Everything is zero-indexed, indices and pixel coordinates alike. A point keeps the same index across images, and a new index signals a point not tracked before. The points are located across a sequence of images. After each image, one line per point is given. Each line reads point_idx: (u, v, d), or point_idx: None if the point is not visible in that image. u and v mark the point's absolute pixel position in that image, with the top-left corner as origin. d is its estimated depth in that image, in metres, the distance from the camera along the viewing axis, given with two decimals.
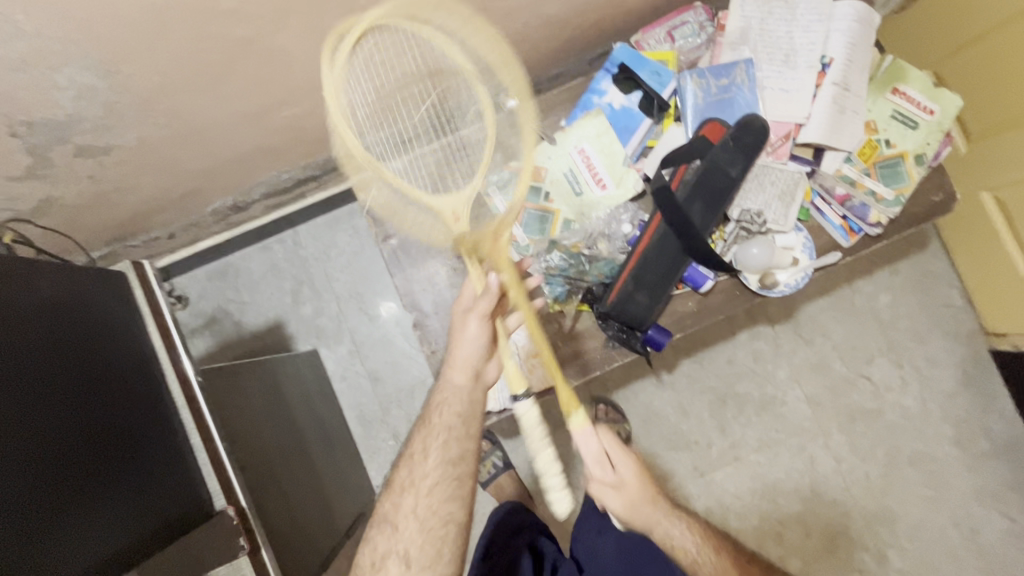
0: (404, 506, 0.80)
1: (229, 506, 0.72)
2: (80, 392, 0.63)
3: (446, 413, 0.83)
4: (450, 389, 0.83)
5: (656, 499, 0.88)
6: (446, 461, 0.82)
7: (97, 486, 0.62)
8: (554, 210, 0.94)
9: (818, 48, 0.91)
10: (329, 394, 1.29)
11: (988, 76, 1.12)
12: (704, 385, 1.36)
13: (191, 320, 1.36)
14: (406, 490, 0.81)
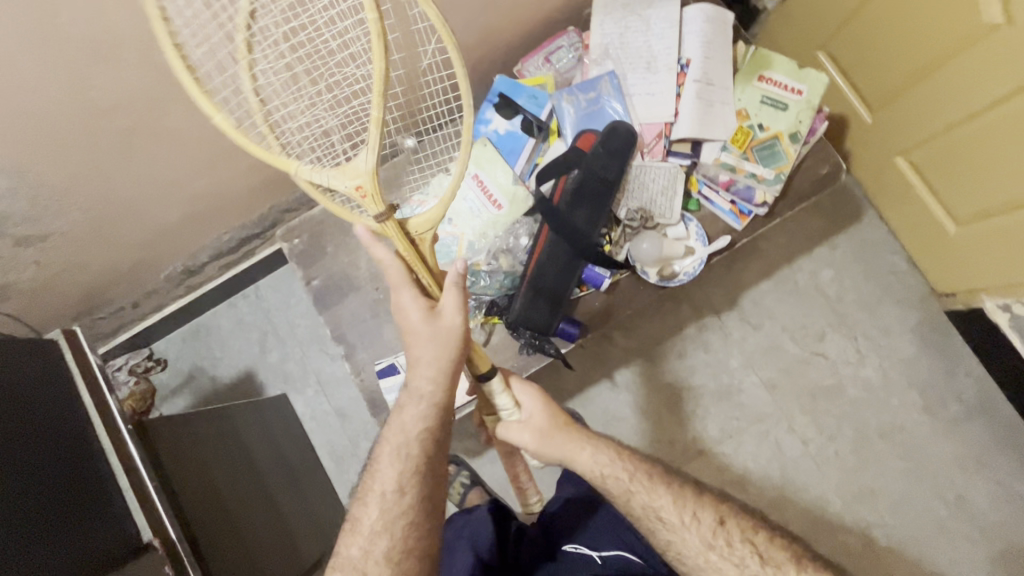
0: (377, 553, 0.68)
1: (156, 537, 0.79)
2: (25, 434, 0.74)
3: (415, 436, 0.73)
4: (413, 401, 0.74)
5: (566, 427, 0.86)
6: (418, 493, 0.71)
7: (31, 517, 0.69)
8: (458, 234, 1.00)
9: (674, 51, 0.97)
10: (297, 433, 1.36)
11: (872, 48, 1.15)
12: (659, 382, 1.37)
13: (169, 381, 1.44)
14: (380, 531, 0.69)
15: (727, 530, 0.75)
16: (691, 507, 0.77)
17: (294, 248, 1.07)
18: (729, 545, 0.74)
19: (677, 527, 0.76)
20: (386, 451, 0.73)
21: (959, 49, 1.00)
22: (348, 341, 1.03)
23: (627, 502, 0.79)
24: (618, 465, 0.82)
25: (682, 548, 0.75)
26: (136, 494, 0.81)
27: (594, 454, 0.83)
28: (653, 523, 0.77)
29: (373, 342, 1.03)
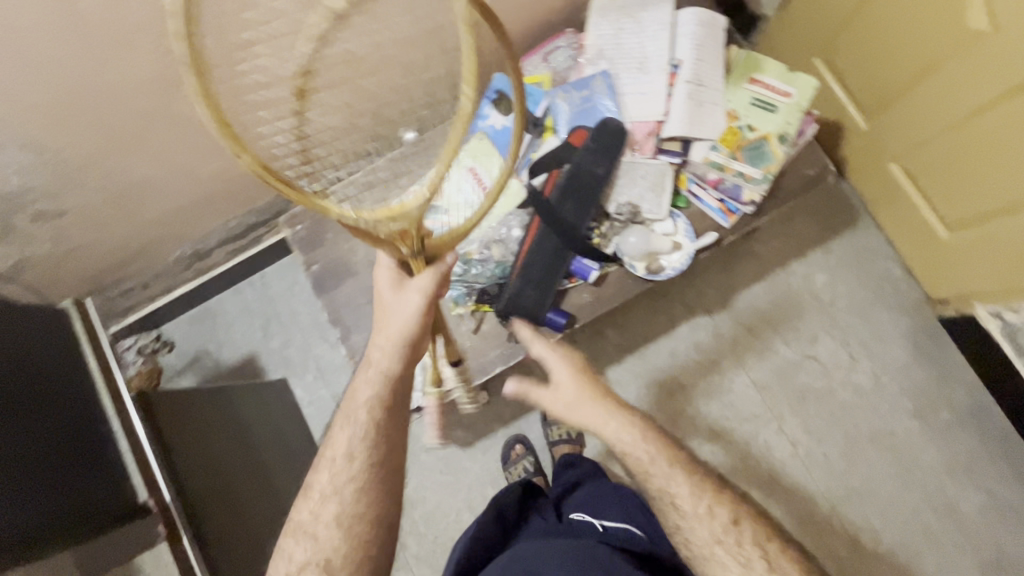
0: (323, 515, 0.73)
1: (150, 498, 0.83)
2: (35, 393, 0.79)
3: (371, 407, 0.78)
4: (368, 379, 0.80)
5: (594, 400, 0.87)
6: (366, 459, 0.75)
7: (32, 466, 0.74)
8: None
9: (666, 53, 1.01)
10: (295, 417, 1.40)
11: (864, 55, 1.18)
12: (650, 379, 1.39)
13: (175, 363, 1.49)
14: (333, 496, 0.74)
15: (739, 530, 0.76)
16: (708, 500, 0.78)
17: (296, 234, 1.11)
18: (738, 544, 0.75)
19: (689, 515, 0.77)
20: (342, 418, 0.79)
21: (950, 53, 1.01)
22: (343, 324, 1.07)
23: (644, 480, 0.81)
24: (638, 442, 0.83)
25: (690, 534, 0.77)
26: (136, 458, 0.85)
27: (616, 424, 0.85)
28: (667, 504, 0.79)
29: (367, 326, 1.06)
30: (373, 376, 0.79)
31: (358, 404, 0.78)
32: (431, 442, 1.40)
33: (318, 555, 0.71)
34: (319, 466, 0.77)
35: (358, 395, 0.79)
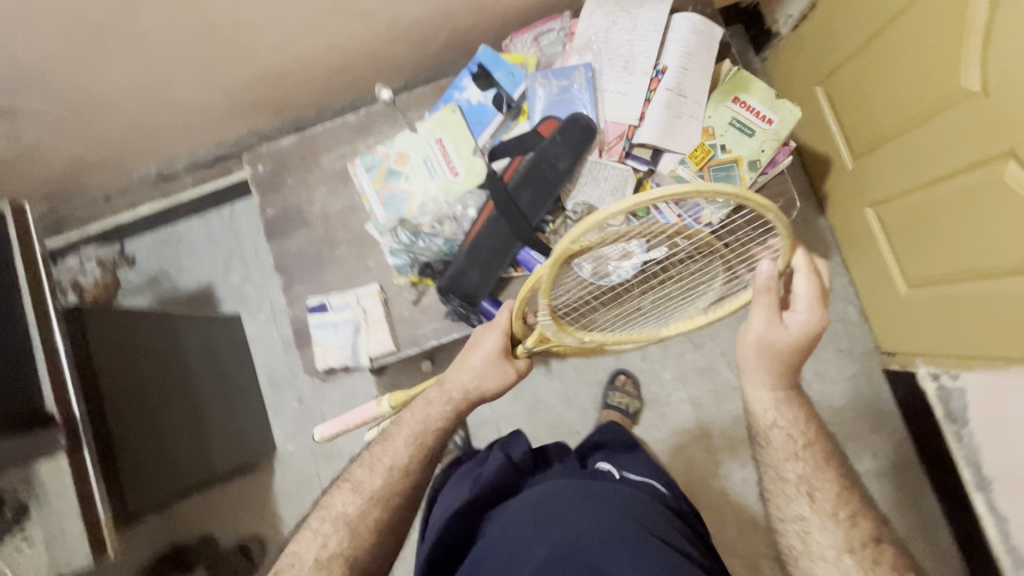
0: (370, 516, 0.80)
1: (59, 410, 0.81)
2: None
3: (432, 418, 0.86)
4: (435, 400, 0.87)
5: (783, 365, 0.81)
6: (417, 471, 0.84)
7: None
8: (412, 193, 1.04)
9: (653, 56, 0.98)
10: (241, 353, 1.42)
11: (861, 93, 1.15)
12: (590, 377, 1.42)
13: (134, 280, 1.49)
14: (377, 502, 0.81)
15: (880, 549, 0.72)
16: (854, 511, 0.75)
17: (257, 175, 1.10)
18: (873, 561, 0.70)
19: (822, 514, 0.75)
20: (406, 429, 0.86)
21: (941, 109, 0.98)
22: (289, 274, 1.07)
23: (782, 470, 0.80)
24: (805, 433, 0.81)
25: (817, 539, 0.74)
26: (50, 370, 0.82)
27: (778, 398, 0.83)
28: (800, 501, 0.77)
29: (311, 279, 1.07)
30: (442, 397, 0.87)
31: (429, 421, 0.86)
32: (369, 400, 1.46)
33: (347, 551, 0.78)
34: (369, 468, 0.83)
35: (432, 417, 0.86)
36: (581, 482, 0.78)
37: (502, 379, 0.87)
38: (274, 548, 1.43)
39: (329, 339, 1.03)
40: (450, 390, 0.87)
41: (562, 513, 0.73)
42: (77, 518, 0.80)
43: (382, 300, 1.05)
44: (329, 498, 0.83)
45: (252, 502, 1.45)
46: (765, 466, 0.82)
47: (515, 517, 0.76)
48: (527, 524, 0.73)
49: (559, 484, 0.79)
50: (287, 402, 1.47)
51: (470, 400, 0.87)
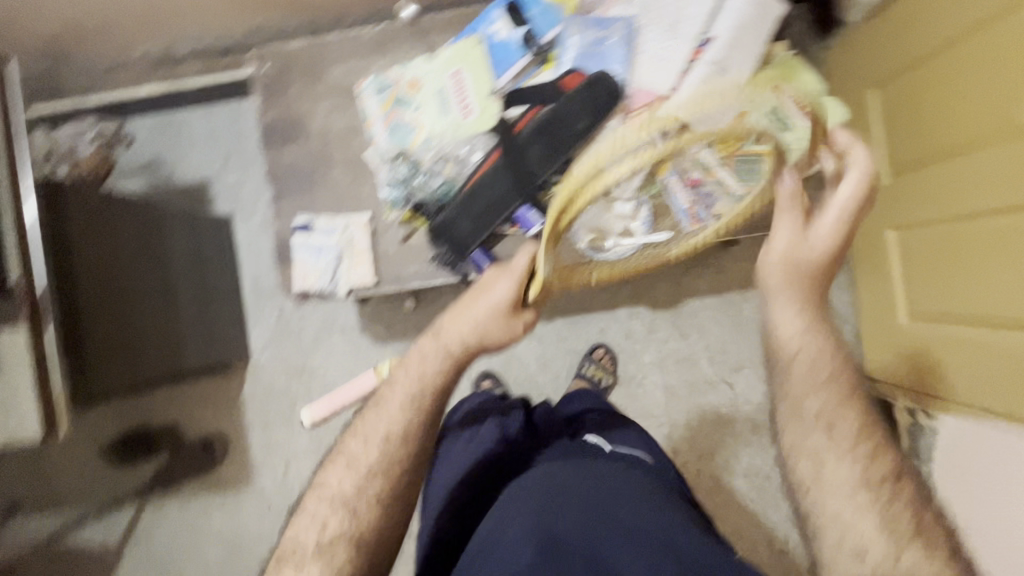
0: (370, 492, 0.76)
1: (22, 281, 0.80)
2: None
3: (418, 373, 0.81)
4: (425, 354, 0.82)
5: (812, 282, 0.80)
6: (414, 437, 0.79)
7: None
8: (420, 124, 0.98)
9: (700, 23, 0.89)
10: (226, 256, 1.41)
11: (918, 104, 1.05)
12: (570, 346, 1.41)
13: (129, 160, 1.45)
14: (375, 474, 0.77)
15: (900, 490, 0.67)
16: (875, 446, 0.71)
17: (261, 74, 1.03)
18: (889, 498, 0.67)
19: (839, 446, 0.71)
20: (398, 393, 0.81)
21: (988, 140, 0.92)
22: (280, 187, 1.03)
23: (802, 403, 0.75)
24: (829, 362, 0.77)
25: (830, 470, 0.70)
26: (17, 239, 0.79)
27: (804, 326, 0.79)
28: (817, 434, 0.72)
29: (302, 194, 1.03)
30: (435, 349, 0.82)
31: (422, 381, 0.81)
32: (349, 327, 1.46)
33: (349, 531, 0.75)
34: (363, 439, 0.79)
35: (425, 377, 0.81)
36: (576, 466, 0.72)
37: (505, 333, 0.81)
38: (236, 446, 1.48)
39: (311, 261, 1.01)
40: (447, 341, 0.81)
41: (559, 496, 0.66)
42: (29, 388, 0.81)
43: (370, 232, 1.01)
44: (323, 474, 0.79)
45: (220, 401, 1.49)
46: (783, 399, 0.77)
47: (508, 505, 0.68)
48: (522, 508, 0.66)
49: (554, 469, 0.72)
50: (267, 313, 1.47)
51: (470, 353, 0.82)
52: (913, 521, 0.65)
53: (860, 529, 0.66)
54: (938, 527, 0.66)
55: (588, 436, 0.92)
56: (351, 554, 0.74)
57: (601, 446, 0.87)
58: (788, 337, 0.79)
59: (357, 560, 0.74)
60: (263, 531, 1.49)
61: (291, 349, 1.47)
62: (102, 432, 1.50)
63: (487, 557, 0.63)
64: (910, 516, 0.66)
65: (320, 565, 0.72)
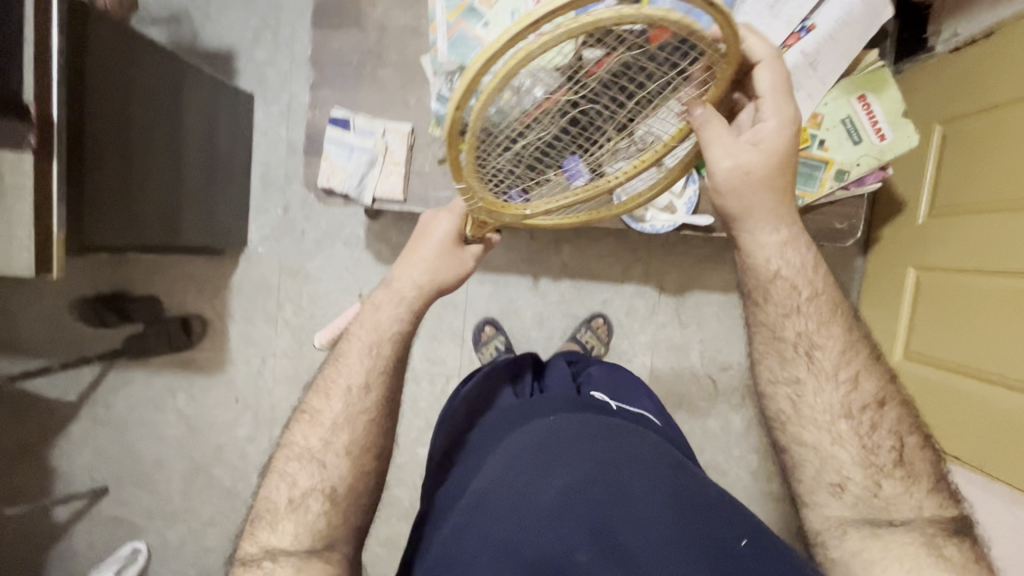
0: (337, 444, 0.70)
1: (35, 106, 0.73)
2: None
3: (370, 325, 0.73)
4: (372, 305, 0.74)
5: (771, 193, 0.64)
6: (380, 385, 0.72)
7: None
8: (485, 43, 0.90)
9: (808, 8, 0.84)
10: (241, 136, 1.33)
11: (983, 152, 1.03)
12: (570, 309, 1.41)
13: (154, 8, 1.34)
14: (342, 425, 0.70)
15: (881, 413, 0.64)
16: (858, 370, 0.64)
17: None
18: (869, 426, 0.63)
19: (820, 375, 0.64)
20: (356, 345, 0.72)
21: None
22: (321, 74, 0.96)
23: (780, 329, 0.65)
24: (813, 280, 0.66)
25: (810, 403, 0.64)
26: (37, 59, 0.73)
27: (781, 240, 0.65)
28: (798, 364, 0.65)
29: (343, 89, 0.96)
30: (388, 299, 0.73)
31: (379, 330, 0.72)
32: (353, 239, 1.42)
33: (321, 486, 0.68)
34: (324, 395, 0.72)
35: (382, 326, 0.72)
36: (582, 419, 0.72)
37: (458, 270, 0.75)
38: (216, 331, 1.46)
39: (341, 160, 0.95)
40: (402, 287, 0.73)
41: (566, 457, 0.65)
42: (26, 224, 0.76)
43: (409, 147, 0.97)
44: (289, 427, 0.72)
45: (206, 285, 1.44)
46: (757, 327, 0.67)
47: (510, 459, 0.67)
48: (530, 467, 0.65)
49: (556, 423, 0.71)
50: (271, 206, 1.41)
51: (428, 298, 0.74)
52: (892, 453, 0.63)
53: (836, 462, 0.63)
54: (918, 454, 0.64)
55: (591, 390, 0.90)
56: (323, 509, 0.68)
57: (605, 402, 0.85)
58: (767, 254, 0.65)
59: (331, 516, 0.68)
60: (231, 421, 1.49)
61: (289, 249, 1.43)
62: (74, 290, 1.43)
63: (494, 511, 0.63)
64: (890, 445, 0.63)
65: (292, 519, 0.67)
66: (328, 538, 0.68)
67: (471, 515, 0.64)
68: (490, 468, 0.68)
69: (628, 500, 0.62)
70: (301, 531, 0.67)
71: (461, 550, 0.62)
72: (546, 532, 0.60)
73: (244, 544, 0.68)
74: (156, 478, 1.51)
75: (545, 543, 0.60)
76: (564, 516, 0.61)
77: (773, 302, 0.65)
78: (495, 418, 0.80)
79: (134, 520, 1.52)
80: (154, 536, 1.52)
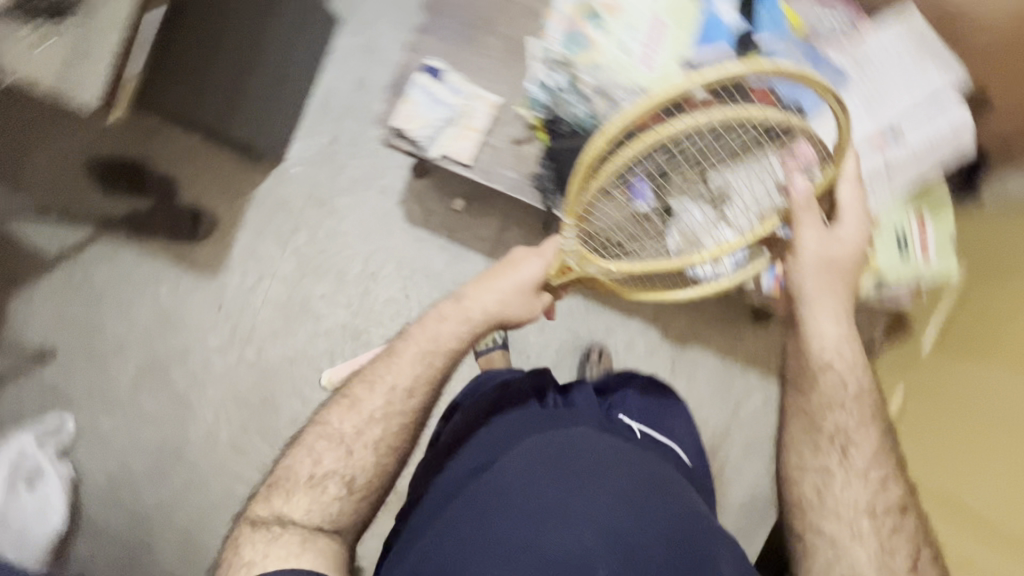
0: (366, 437, 0.82)
1: None
2: None
3: (425, 337, 0.86)
4: (436, 318, 0.87)
5: (841, 281, 0.81)
6: (422, 388, 0.84)
7: None
8: (597, 43, 0.89)
9: (898, 116, 0.90)
10: (317, 53, 1.33)
11: (989, 279, 1.08)
12: (573, 326, 1.42)
13: None
14: (375, 420, 0.83)
15: (901, 521, 0.73)
16: (886, 475, 0.75)
17: None
18: (890, 529, 0.72)
19: (850, 471, 0.76)
20: (412, 349, 0.85)
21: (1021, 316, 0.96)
22: (431, 21, 0.97)
23: (821, 420, 0.79)
24: (861, 385, 0.79)
25: (834, 493, 0.76)
26: None
27: (840, 333, 0.80)
28: (829, 455, 0.77)
29: (445, 40, 0.97)
30: (458, 318, 0.86)
31: (437, 341, 0.85)
32: (388, 189, 1.41)
33: (344, 471, 0.81)
34: (368, 386, 0.84)
35: (441, 340, 0.85)
36: (603, 440, 0.76)
37: (527, 308, 0.87)
38: (221, 232, 1.42)
39: (423, 108, 0.96)
40: (470, 310, 0.86)
41: (585, 467, 0.70)
42: None
43: (490, 118, 0.97)
44: (325, 413, 0.85)
45: (228, 183, 1.41)
46: (800, 414, 0.81)
47: (530, 464, 0.71)
48: (551, 473, 0.69)
49: (575, 434, 0.75)
50: (320, 130, 1.40)
51: (490, 322, 0.87)
52: (909, 561, 0.70)
53: (851, 558, 0.72)
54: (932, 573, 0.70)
55: (620, 413, 0.93)
56: (339, 493, 0.79)
57: (630, 427, 0.89)
58: (827, 348, 0.80)
59: (345, 503, 0.80)
60: (206, 328, 1.44)
61: (322, 177, 1.40)
62: (98, 147, 1.40)
63: (514, 507, 0.67)
64: (909, 552, 0.71)
65: (310, 493, 0.79)
66: (336, 522, 0.79)
67: (491, 509, 0.67)
68: (510, 469, 0.71)
69: (646, 518, 0.65)
70: (315, 507, 0.78)
71: (478, 538, 0.65)
72: (565, 534, 0.63)
73: (256, 506, 0.78)
74: (110, 360, 1.44)
75: (565, 546, 0.62)
76: (584, 522, 0.64)
77: (822, 395, 0.79)
78: (512, 419, 0.83)
79: (69, 393, 1.44)
80: (84, 418, 1.44)
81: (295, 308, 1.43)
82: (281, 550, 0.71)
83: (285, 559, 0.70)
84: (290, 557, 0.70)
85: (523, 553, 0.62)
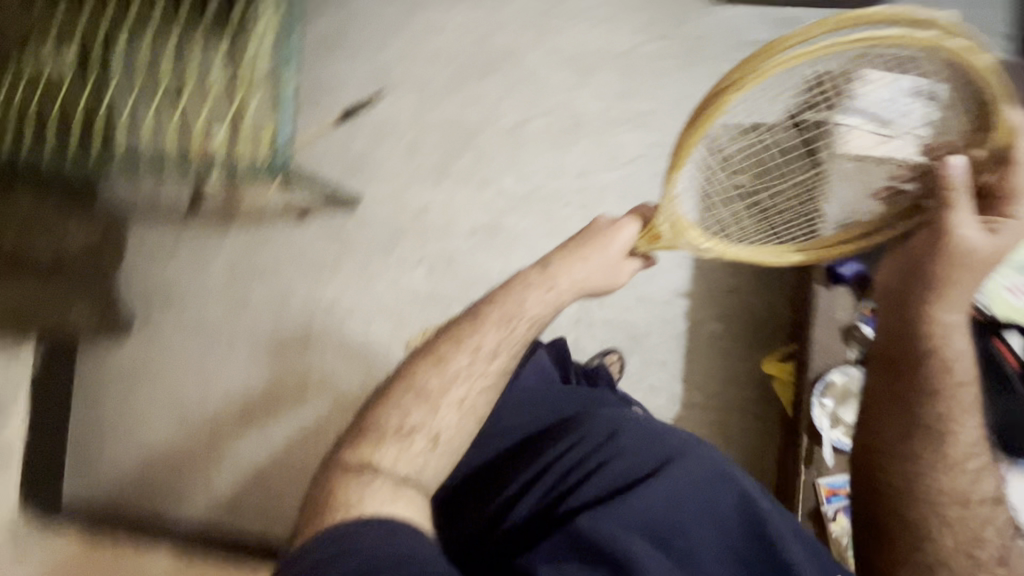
0: (452, 396, 0.80)
1: None
2: None
3: (506, 314, 0.84)
4: (520, 295, 0.85)
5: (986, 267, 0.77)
6: (497, 356, 0.82)
7: None
8: None
9: None
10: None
11: None
12: (655, 327, 1.40)
13: None
14: (460, 379, 0.80)
15: (965, 517, 0.78)
16: (977, 461, 0.79)
17: None
18: (982, 516, 0.78)
19: (950, 470, 0.78)
20: (493, 318, 0.84)
21: None
22: None
23: (935, 404, 0.79)
24: (967, 373, 0.79)
25: (929, 477, 0.79)
26: None
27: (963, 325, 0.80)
28: (922, 447, 0.79)
29: None
30: (547, 298, 0.85)
31: (519, 309, 0.84)
32: None
33: (428, 427, 0.78)
34: (453, 346, 0.83)
35: (525, 307, 0.85)
36: (634, 418, 0.92)
37: (610, 279, 0.89)
38: None
39: None
40: (562, 283, 0.86)
41: (635, 447, 0.86)
42: None
43: None
44: (411, 368, 0.83)
45: None
46: (910, 416, 0.81)
47: (583, 447, 0.88)
48: (612, 457, 0.85)
49: (613, 415, 0.92)
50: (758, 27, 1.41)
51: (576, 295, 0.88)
52: (994, 553, 0.77)
53: (936, 546, 0.77)
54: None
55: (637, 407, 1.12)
56: (426, 449, 0.77)
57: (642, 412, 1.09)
58: (940, 333, 0.79)
59: (430, 458, 0.77)
60: None
61: (713, 44, 1.41)
62: None
63: (593, 492, 0.82)
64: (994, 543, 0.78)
65: (403, 449, 0.77)
66: (422, 475, 0.77)
67: (567, 474, 0.85)
68: (569, 444, 0.89)
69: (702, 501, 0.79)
70: (409, 462, 0.76)
71: (572, 503, 0.81)
72: (642, 498, 0.78)
73: (349, 453, 0.78)
74: None
75: (649, 513, 0.77)
76: (659, 500, 0.78)
77: (932, 373, 0.79)
78: (537, 391, 1.02)
79: None
80: None
81: (576, 63, 1.46)
82: (377, 495, 0.72)
83: (382, 505, 0.71)
84: (387, 503, 0.71)
85: (617, 519, 0.76)
